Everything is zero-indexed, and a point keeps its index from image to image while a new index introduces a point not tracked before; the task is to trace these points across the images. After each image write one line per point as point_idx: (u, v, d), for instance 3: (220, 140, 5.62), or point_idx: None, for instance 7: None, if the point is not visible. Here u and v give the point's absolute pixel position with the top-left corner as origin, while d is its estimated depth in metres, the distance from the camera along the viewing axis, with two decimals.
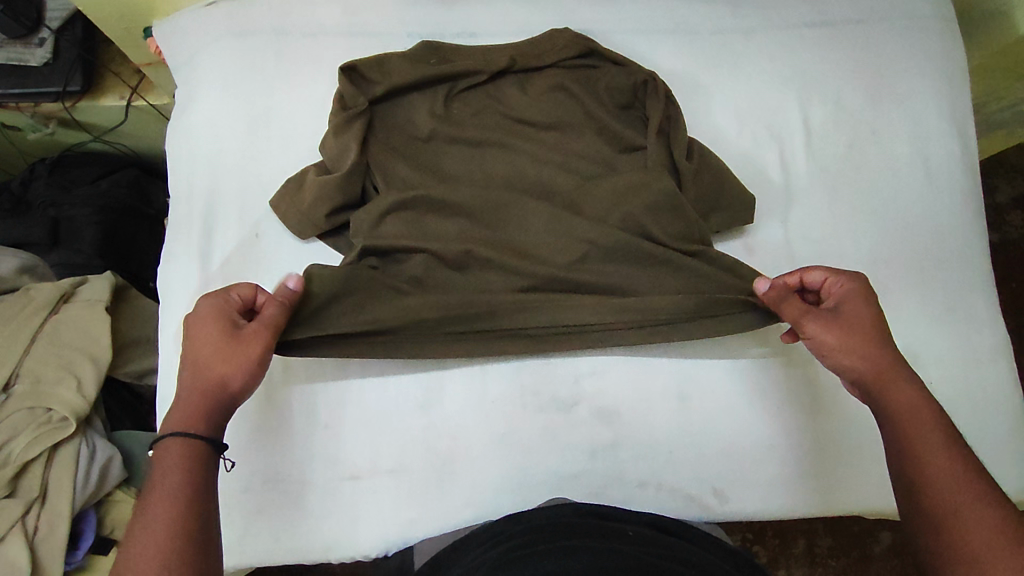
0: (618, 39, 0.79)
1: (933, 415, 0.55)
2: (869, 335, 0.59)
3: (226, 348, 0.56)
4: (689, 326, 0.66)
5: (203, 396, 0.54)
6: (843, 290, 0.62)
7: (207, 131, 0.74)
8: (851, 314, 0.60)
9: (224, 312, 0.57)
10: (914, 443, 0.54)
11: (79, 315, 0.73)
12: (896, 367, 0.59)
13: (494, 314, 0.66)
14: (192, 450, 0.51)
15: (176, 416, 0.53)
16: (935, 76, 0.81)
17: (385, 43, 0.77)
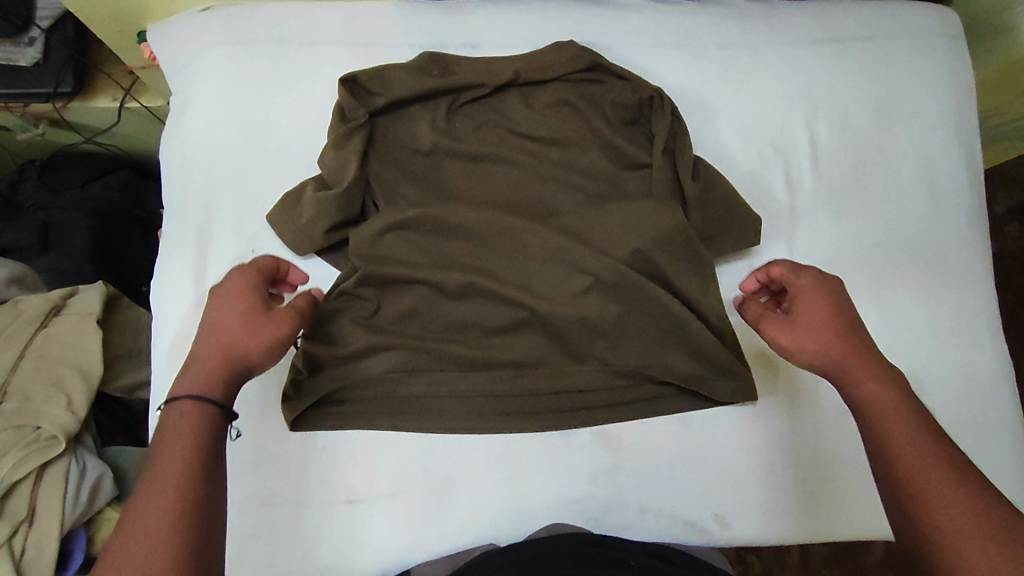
0: (623, 53, 0.77)
1: (900, 402, 0.52)
2: (828, 330, 0.57)
3: (251, 316, 0.54)
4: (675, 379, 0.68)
5: (224, 360, 0.51)
6: (803, 284, 0.60)
7: (203, 141, 0.72)
8: (805, 312, 0.58)
9: (257, 284, 0.57)
10: (884, 435, 0.50)
11: (69, 329, 0.72)
12: (858, 358, 0.55)
13: (493, 371, 0.67)
14: (196, 419, 0.48)
15: (190, 375, 0.50)
16: (942, 96, 0.80)
17: (385, 54, 0.75)
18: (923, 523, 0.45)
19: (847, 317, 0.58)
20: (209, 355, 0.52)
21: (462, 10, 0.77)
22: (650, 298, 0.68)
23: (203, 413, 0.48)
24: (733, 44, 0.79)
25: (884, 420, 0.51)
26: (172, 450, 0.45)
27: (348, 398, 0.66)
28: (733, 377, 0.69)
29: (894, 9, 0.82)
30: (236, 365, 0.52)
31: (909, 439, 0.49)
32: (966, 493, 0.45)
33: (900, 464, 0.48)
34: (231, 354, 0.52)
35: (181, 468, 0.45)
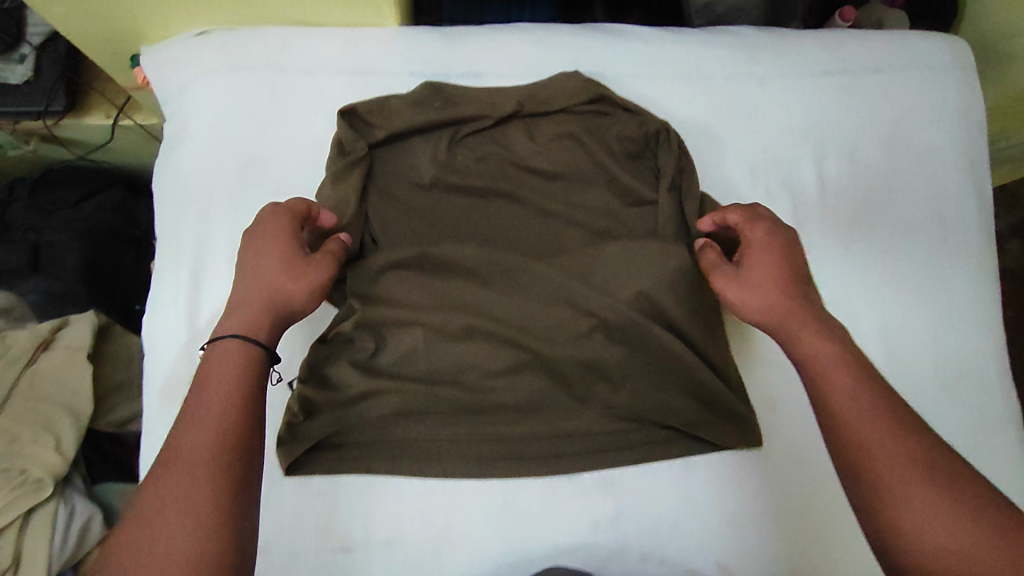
0: (629, 84, 0.75)
1: (845, 359, 0.52)
2: (773, 285, 0.58)
3: (292, 263, 0.57)
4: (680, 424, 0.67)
5: (268, 307, 0.55)
6: (756, 240, 0.60)
7: (197, 173, 0.70)
8: (754, 266, 0.59)
9: (295, 227, 0.59)
10: (821, 386, 0.52)
11: (59, 365, 0.70)
12: (801, 314, 0.56)
13: (493, 414, 0.66)
14: (238, 360, 0.51)
15: (238, 321, 0.54)
16: (952, 130, 0.79)
17: (385, 83, 0.73)
18: (862, 474, 0.48)
19: (791, 272, 0.58)
20: (253, 299, 0.55)
21: (464, 38, 0.75)
22: (653, 343, 0.66)
23: (244, 354, 0.52)
24: (741, 75, 0.77)
25: (829, 379, 0.51)
26: (209, 392, 0.49)
27: (344, 442, 0.65)
28: (742, 425, 0.68)
29: (906, 41, 0.80)
30: (280, 310, 0.56)
31: (853, 394, 0.50)
32: (911, 447, 0.47)
33: (842, 416, 0.50)
34: (275, 299, 0.56)
35: (223, 408, 0.48)
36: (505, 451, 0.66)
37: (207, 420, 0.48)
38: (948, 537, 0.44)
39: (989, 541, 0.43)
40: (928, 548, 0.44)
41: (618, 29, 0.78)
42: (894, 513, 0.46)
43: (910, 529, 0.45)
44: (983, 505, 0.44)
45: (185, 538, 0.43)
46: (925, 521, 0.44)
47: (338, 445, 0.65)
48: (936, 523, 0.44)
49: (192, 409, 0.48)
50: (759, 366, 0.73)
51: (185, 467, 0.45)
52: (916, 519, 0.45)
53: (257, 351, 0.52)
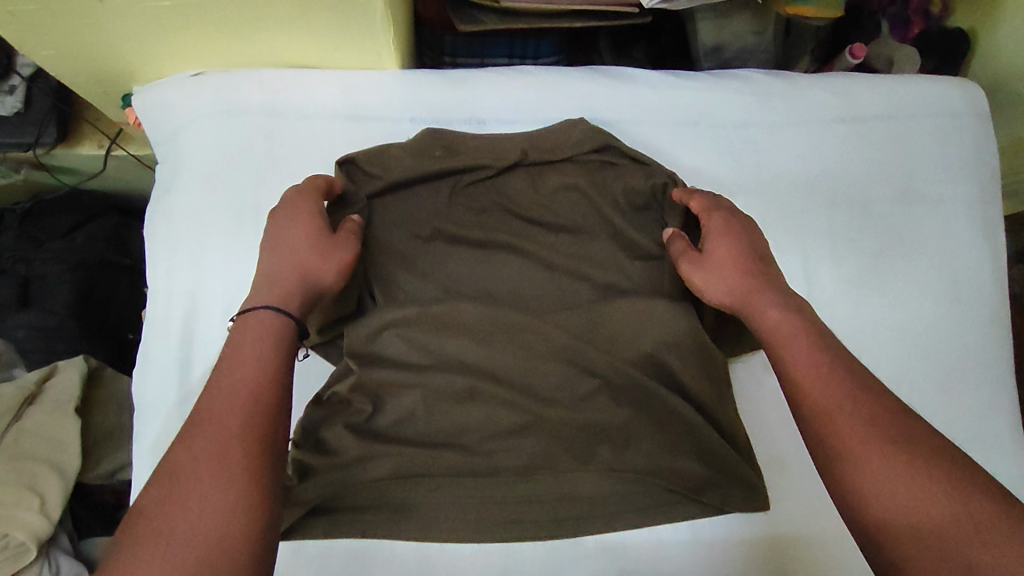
0: (635, 131, 0.74)
1: (808, 333, 0.54)
2: (734, 268, 0.60)
3: (322, 239, 0.59)
4: (689, 486, 0.65)
5: (302, 277, 0.56)
6: (715, 223, 0.63)
7: (189, 222, 0.68)
8: (715, 250, 0.61)
9: (317, 205, 0.61)
10: (785, 363, 0.53)
11: (45, 419, 0.68)
12: (762, 292, 0.58)
13: (496, 477, 0.63)
14: (264, 334, 0.51)
15: (273, 289, 0.54)
16: (965, 180, 0.77)
17: (383, 129, 0.71)
18: (826, 443, 0.48)
19: (752, 252, 0.60)
20: (280, 272, 0.56)
21: (466, 82, 0.73)
22: (656, 408, 0.65)
23: (276, 325, 0.52)
24: (750, 122, 0.75)
25: (793, 354, 0.53)
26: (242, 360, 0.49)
27: (341, 506, 0.63)
28: (751, 490, 0.66)
29: (919, 87, 0.79)
30: (310, 282, 0.57)
31: (813, 364, 0.51)
32: (872, 412, 0.47)
33: (804, 389, 0.50)
34: (307, 271, 0.57)
35: (251, 376, 0.48)
36: (506, 515, 0.63)
37: (232, 388, 0.47)
38: (906, 496, 0.44)
39: (945, 499, 0.43)
40: (883, 507, 0.44)
41: (625, 73, 0.76)
42: (850, 474, 0.46)
43: (866, 489, 0.45)
44: (943, 464, 0.44)
45: (203, 501, 0.42)
46: (879, 479, 0.45)
47: (334, 510, 0.62)
48: (892, 482, 0.44)
49: (224, 378, 0.48)
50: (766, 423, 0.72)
51: (205, 432, 0.45)
52: (871, 478, 0.45)
53: (288, 319, 0.53)
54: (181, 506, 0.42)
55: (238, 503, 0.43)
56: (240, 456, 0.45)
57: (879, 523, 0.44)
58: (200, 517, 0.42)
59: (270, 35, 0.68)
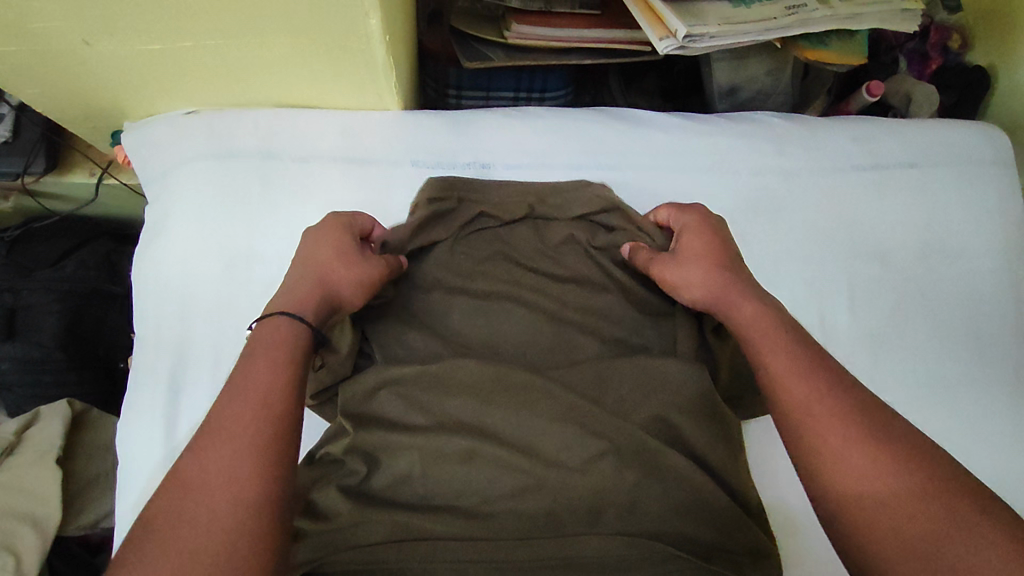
0: (646, 177, 0.71)
1: (779, 324, 0.54)
2: (704, 263, 0.61)
3: (347, 251, 0.57)
4: (705, 559, 0.60)
5: (320, 286, 0.54)
6: (687, 222, 0.64)
7: (178, 268, 0.65)
8: (685, 246, 0.62)
9: (347, 220, 0.61)
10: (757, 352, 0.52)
11: (24, 472, 0.65)
12: (732, 286, 0.58)
13: (495, 540, 0.59)
14: (288, 341, 0.49)
15: (291, 298, 0.53)
16: (989, 230, 0.75)
17: (384, 171, 0.69)
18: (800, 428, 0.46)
19: (724, 251, 0.62)
20: (300, 282, 0.55)
21: (470, 124, 0.71)
22: (668, 478, 0.61)
23: (295, 331, 0.50)
24: (765, 169, 0.72)
25: (763, 341, 0.52)
26: (259, 361, 0.47)
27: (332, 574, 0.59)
28: (767, 559, 0.63)
29: (940, 133, 0.76)
30: (327, 291, 0.55)
31: (787, 345, 0.51)
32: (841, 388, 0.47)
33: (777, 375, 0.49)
34: (326, 281, 0.55)
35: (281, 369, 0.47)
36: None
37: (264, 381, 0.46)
38: (869, 464, 0.43)
39: (908, 467, 0.42)
40: (855, 484, 0.43)
41: (636, 116, 0.73)
42: (816, 443, 0.45)
43: (827, 455, 0.44)
44: (905, 437, 0.44)
45: (231, 505, 0.40)
46: (844, 449, 0.44)
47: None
48: (852, 449, 0.44)
49: (237, 378, 0.46)
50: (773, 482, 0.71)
51: (243, 420, 0.43)
52: (834, 446, 0.44)
53: (303, 328, 0.50)
54: (224, 492, 0.41)
55: (269, 505, 0.41)
56: (266, 459, 0.42)
57: (839, 491, 0.43)
58: (230, 521, 0.40)
59: (268, 76, 0.66)
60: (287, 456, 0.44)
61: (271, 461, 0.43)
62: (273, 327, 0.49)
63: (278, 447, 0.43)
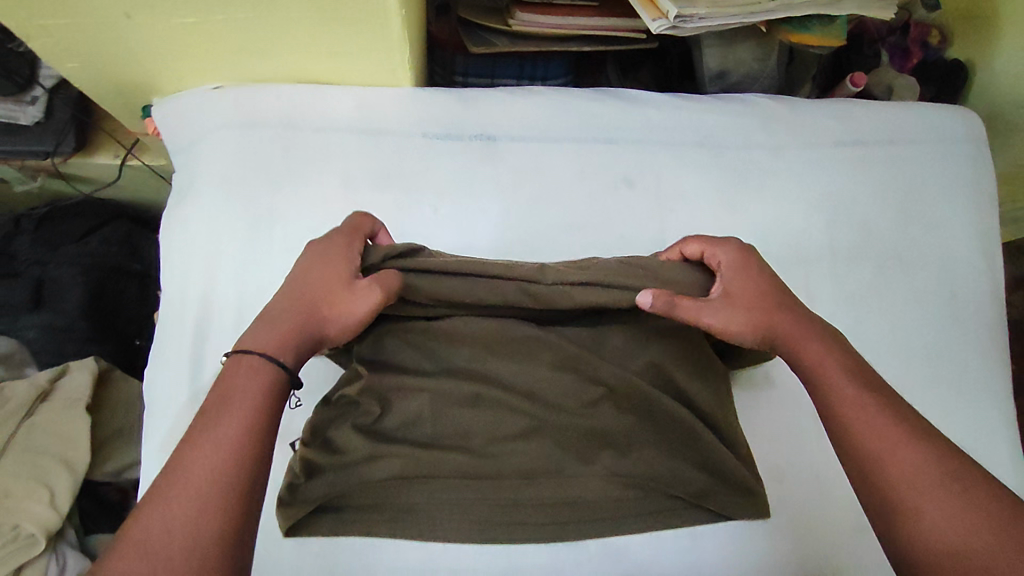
0: (642, 150, 0.76)
1: (847, 366, 0.55)
2: (754, 309, 0.59)
3: (341, 290, 0.56)
4: (690, 498, 0.67)
5: (303, 328, 0.54)
6: (726, 260, 0.62)
7: (205, 228, 0.70)
8: (732, 290, 0.60)
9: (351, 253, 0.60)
10: (827, 397, 0.54)
11: (55, 417, 0.69)
12: (784, 332, 0.58)
13: (498, 477, 0.65)
14: (264, 381, 0.49)
15: (271, 337, 0.52)
16: (963, 201, 0.80)
17: (398, 142, 0.74)
18: (876, 482, 0.49)
19: (770, 291, 0.60)
20: (283, 322, 0.54)
21: (478, 99, 0.76)
22: (657, 422, 0.67)
23: (270, 374, 0.50)
24: (753, 143, 0.78)
25: (835, 385, 0.54)
26: (232, 408, 0.47)
27: (346, 505, 0.64)
28: (750, 496, 0.67)
29: (919, 113, 0.82)
30: (314, 335, 0.55)
31: (842, 372, 0.55)
32: (896, 415, 0.51)
33: (852, 428, 0.51)
34: (312, 324, 0.55)
35: (241, 428, 0.46)
36: (510, 515, 0.66)
37: (222, 441, 0.45)
38: (928, 487, 0.47)
39: (986, 522, 0.45)
40: (936, 540, 0.45)
41: (632, 95, 0.79)
42: (895, 501, 0.47)
43: (895, 496, 0.48)
44: (979, 489, 0.46)
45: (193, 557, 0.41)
46: (926, 507, 0.46)
47: (343, 509, 0.64)
48: (917, 483, 0.47)
49: (209, 424, 0.46)
50: (770, 436, 0.74)
51: (200, 467, 0.44)
52: (900, 486, 0.48)
53: (280, 373, 0.50)
54: (189, 514, 0.42)
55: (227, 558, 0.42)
56: (232, 512, 0.43)
57: (923, 547, 0.45)
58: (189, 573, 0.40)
59: (290, 51, 0.71)
60: (259, 482, 0.45)
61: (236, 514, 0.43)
62: (248, 371, 0.49)
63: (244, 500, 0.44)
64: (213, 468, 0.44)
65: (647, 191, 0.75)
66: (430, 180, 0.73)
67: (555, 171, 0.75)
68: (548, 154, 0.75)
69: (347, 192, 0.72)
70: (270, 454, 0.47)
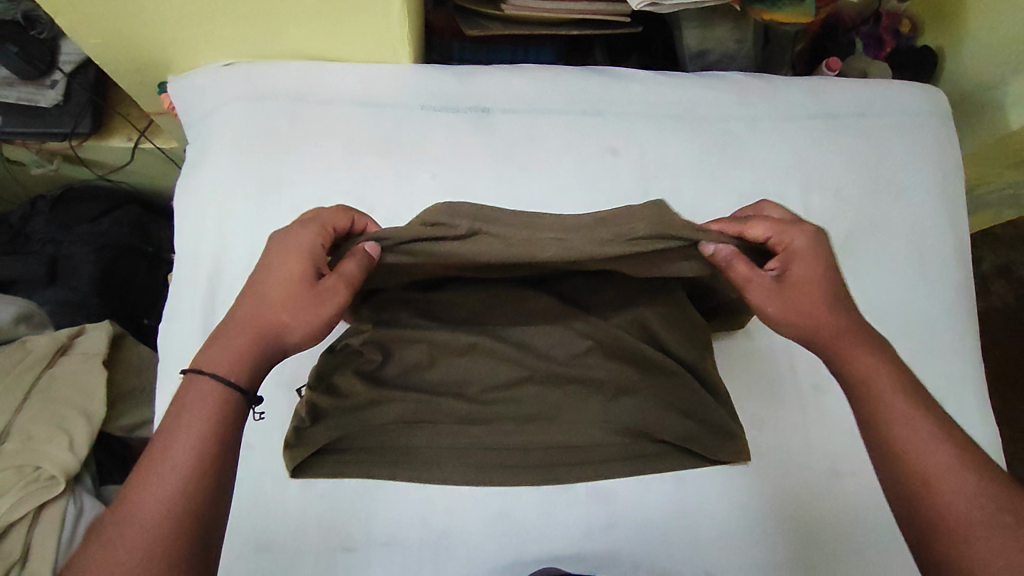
0: (627, 122, 0.81)
1: (900, 380, 0.56)
2: (818, 306, 0.58)
3: (295, 297, 0.55)
4: (673, 443, 0.70)
5: (256, 337, 0.54)
6: (800, 248, 0.59)
7: (217, 192, 0.75)
8: (798, 280, 0.59)
9: (311, 249, 0.57)
10: (878, 412, 0.55)
11: (75, 370, 0.75)
12: (841, 334, 0.58)
13: (490, 420, 0.69)
14: (212, 398, 0.50)
15: (223, 354, 0.53)
16: (929, 170, 0.85)
17: (398, 113, 0.78)
18: (926, 506, 0.50)
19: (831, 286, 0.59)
20: (239, 333, 0.54)
21: (473, 74, 0.81)
22: (642, 371, 0.71)
23: (219, 395, 0.50)
24: (731, 116, 0.83)
25: (887, 400, 0.55)
26: (183, 425, 0.49)
27: (348, 448, 0.68)
28: (733, 440, 0.71)
29: (887, 88, 0.87)
30: (268, 344, 0.54)
31: (894, 388, 0.55)
32: (949, 438, 0.53)
33: (904, 448, 0.52)
34: (265, 334, 0.54)
35: (194, 456, 0.48)
36: (504, 460, 0.69)
37: (175, 470, 0.47)
38: (980, 523, 0.48)
39: None
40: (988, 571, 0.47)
41: (618, 71, 0.84)
42: (948, 527, 0.49)
43: (948, 523, 0.49)
44: None
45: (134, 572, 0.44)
46: (978, 539, 0.48)
47: (345, 453, 0.68)
48: (969, 512, 0.49)
49: (162, 440, 0.48)
50: (754, 387, 0.77)
51: (150, 484, 0.46)
52: (953, 515, 0.49)
53: (230, 392, 0.51)
54: (135, 530, 0.45)
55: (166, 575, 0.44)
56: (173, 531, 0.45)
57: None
58: None
59: (297, 28, 0.75)
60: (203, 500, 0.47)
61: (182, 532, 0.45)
62: (199, 388, 0.50)
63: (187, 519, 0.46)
64: (170, 499, 0.46)
65: (632, 159, 0.80)
66: (428, 149, 0.78)
67: (545, 142, 0.79)
68: (539, 125, 0.80)
69: (350, 160, 0.76)
70: (222, 470, 0.49)
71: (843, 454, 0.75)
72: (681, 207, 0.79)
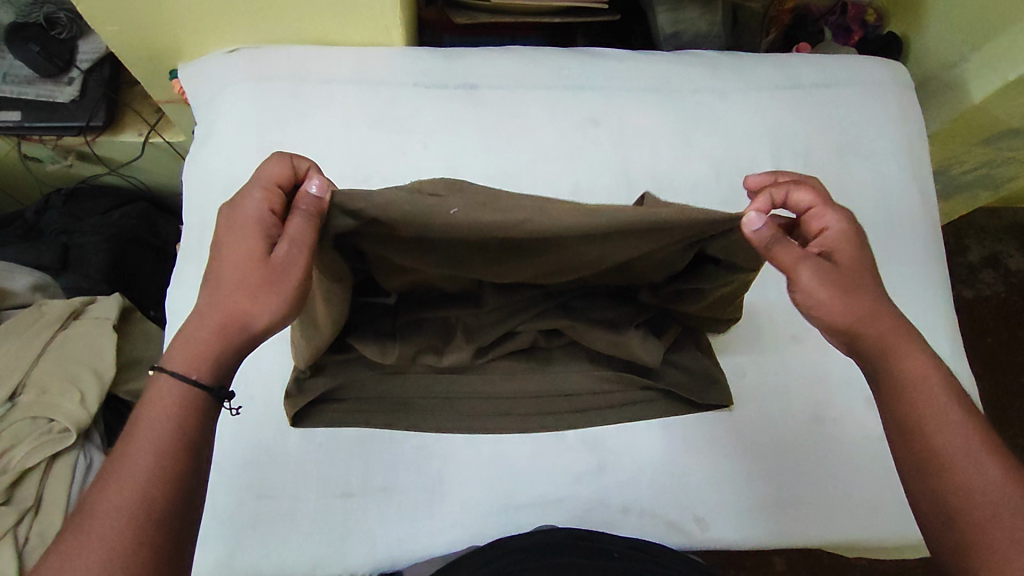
0: (607, 95, 0.86)
1: (946, 393, 0.57)
2: (853, 290, 0.58)
3: (248, 283, 0.52)
4: (663, 401, 0.73)
5: (218, 330, 0.53)
6: (837, 229, 0.59)
7: (221, 166, 0.80)
8: (842, 261, 0.59)
9: (253, 214, 0.53)
10: (924, 423, 0.56)
11: (85, 334, 0.86)
12: (889, 330, 0.59)
13: (482, 371, 0.71)
14: (175, 397, 0.51)
15: (183, 354, 0.52)
16: (896, 137, 0.89)
17: (390, 91, 0.83)
18: (961, 519, 0.52)
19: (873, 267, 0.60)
20: (202, 326, 0.53)
21: (460, 54, 0.86)
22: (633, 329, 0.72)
23: (181, 393, 0.51)
24: (705, 88, 0.88)
25: (930, 410, 0.56)
26: (148, 421, 0.50)
27: (346, 399, 0.70)
28: (719, 389, 0.73)
29: (853, 62, 0.92)
30: (233, 335, 0.53)
31: (942, 399, 0.56)
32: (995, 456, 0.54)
33: (945, 459, 0.54)
34: (227, 325, 0.53)
35: (155, 452, 0.49)
36: (496, 412, 0.72)
37: (135, 471, 0.48)
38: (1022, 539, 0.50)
39: None
40: None
41: (596, 51, 0.89)
42: (979, 541, 0.51)
43: (982, 536, 0.51)
44: None
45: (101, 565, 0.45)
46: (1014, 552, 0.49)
47: (343, 403, 0.70)
48: (1007, 527, 0.50)
49: (130, 434, 0.50)
50: (736, 340, 0.80)
51: (119, 477, 0.48)
52: (991, 530, 0.51)
53: (195, 393, 0.52)
54: (100, 524, 0.47)
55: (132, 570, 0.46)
56: (135, 527, 0.47)
57: None
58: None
59: (296, 13, 0.81)
60: (165, 496, 0.48)
61: (146, 529, 0.47)
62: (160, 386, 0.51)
63: (148, 515, 0.47)
64: (133, 500, 0.47)
65: (611, 129, 0.84)
66: (419, 123, 0.83)
67: (529, 115, 0.84)
68: (523, 100, 0.85)
69: (348, 135, 0.81)
70: (184, 465, 0.50)
71: (825, 403, 0.78)
72: (659, 173, 0.83)
